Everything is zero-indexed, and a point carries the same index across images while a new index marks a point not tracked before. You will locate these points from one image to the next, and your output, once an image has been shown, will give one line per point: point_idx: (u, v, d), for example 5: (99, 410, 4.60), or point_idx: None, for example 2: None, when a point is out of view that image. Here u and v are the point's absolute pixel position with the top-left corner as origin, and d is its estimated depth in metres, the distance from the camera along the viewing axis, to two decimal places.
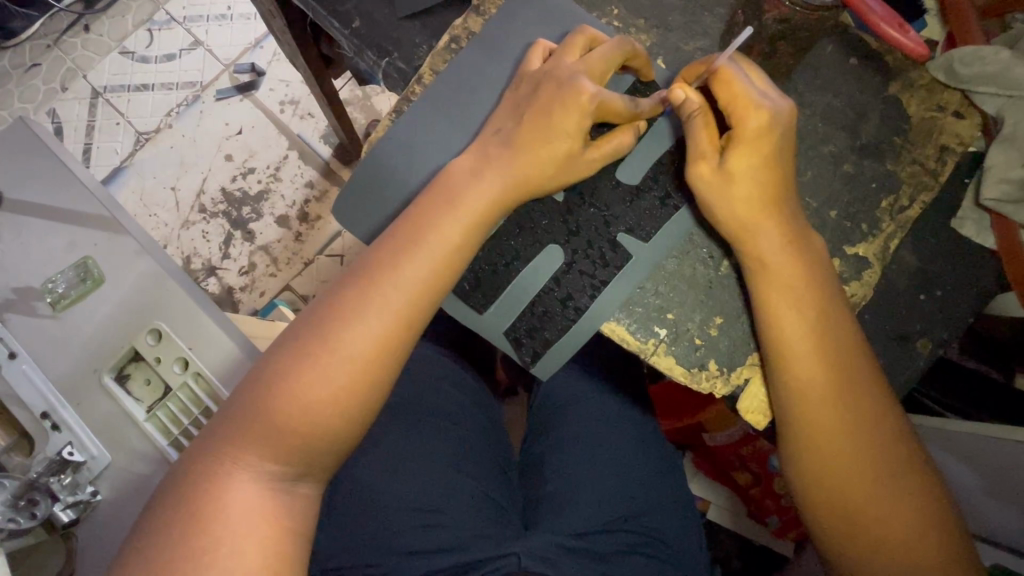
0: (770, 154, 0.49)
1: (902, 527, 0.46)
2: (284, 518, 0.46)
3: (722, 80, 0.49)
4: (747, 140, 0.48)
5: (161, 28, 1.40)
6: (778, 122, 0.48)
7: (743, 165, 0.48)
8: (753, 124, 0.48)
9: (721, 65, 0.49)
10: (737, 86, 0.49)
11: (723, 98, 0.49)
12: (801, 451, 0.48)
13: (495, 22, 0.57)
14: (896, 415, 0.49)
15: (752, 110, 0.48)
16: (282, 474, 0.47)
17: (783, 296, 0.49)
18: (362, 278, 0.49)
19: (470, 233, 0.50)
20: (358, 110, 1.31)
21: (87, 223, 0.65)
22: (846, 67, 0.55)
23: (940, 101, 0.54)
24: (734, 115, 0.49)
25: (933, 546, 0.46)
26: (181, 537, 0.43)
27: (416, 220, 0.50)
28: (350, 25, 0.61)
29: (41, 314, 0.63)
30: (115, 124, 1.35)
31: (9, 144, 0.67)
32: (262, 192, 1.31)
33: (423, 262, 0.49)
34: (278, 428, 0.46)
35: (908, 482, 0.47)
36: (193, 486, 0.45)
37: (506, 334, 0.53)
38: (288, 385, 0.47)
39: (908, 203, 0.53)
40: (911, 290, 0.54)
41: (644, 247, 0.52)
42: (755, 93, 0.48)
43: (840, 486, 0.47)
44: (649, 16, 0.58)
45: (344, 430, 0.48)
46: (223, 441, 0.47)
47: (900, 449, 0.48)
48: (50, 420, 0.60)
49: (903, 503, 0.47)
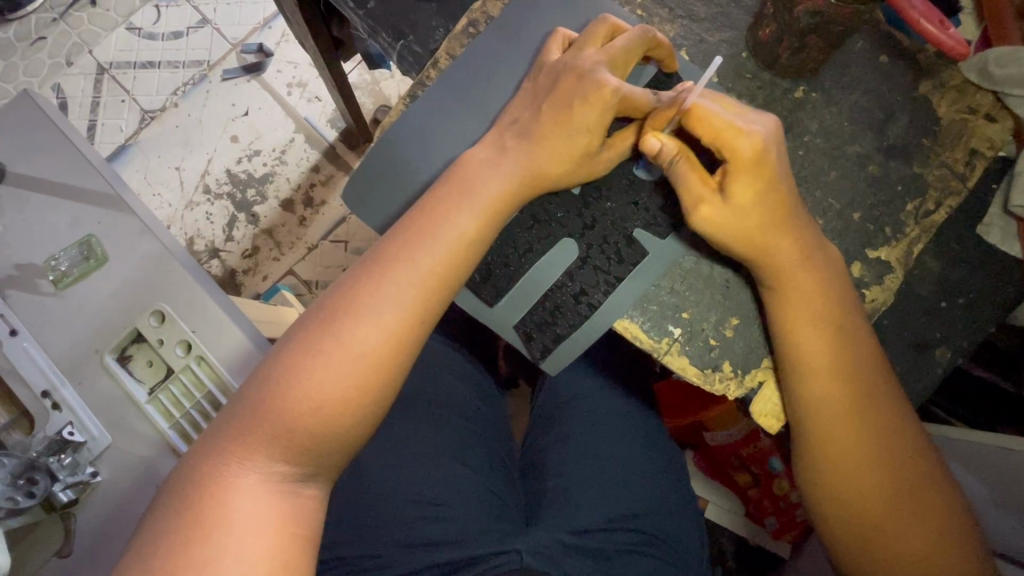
0: (773, 178, 0.46)
1: (921, 545, 0.45)
2: (292, 520, 0.45)
3: (697, 118, 0.47)
4: (743, 169, 0.46)
5: (169, 5, 1.38)
6: (771, 146, 0.46)
7: (745, 194, 0.46)
8: (745, 153, 0.45)
9: (691, 104, 0.47)
10: (718, 120, 0.46)
11: (704, 136, 0.47)
12: (818, 466, 0.48)
13: (515, 6, 0.55)
14: (914, 431, 0.48)
15: (740, 140, 0.45)
16: (292, 472, 0.46)
17: (803, 310, 0.47)
18: (371, 274, 0.48)
19: (485, 225, 0.49)
20: (366, 95, 1.29)
21: (92, 201, 0.64)
22: (875, 65, 0.53)
23: (971, 102, 0.52)
24: (723, 148, 0.46)
25: (952, 564, 0.45)
26: (187, 543, 0.42)
27: (429, 213, 0.49)
28: (364, 5, 0.59)
29: (43, 292, 0.62)
30: (120, 101, 1.33)
31: (14, 118, 0.66)
32: (267, 175, 1.30)
33: (437, 256, 0.48)
34: (289, 428, 0.46)
35: (927, 500, 0.46)
36: (199, 487, 0.44)
37: (517, 328, 0.52)
38: (298, 383, 0.46)
39: (934, 207, 0.51)
40: (932, 297, 0.53)
41: (661, 243, 0.51)
42: (739, 121, 0.46)
43: (859, 502, 0.46)
44: (673, 6, 0.56)
45: (354, 428, 0.47)
46: (230, 441, 0.46)
47: (919, 465, 0.47)
48: (51, 399, 0.60)
49: (923, 521, 0.46)
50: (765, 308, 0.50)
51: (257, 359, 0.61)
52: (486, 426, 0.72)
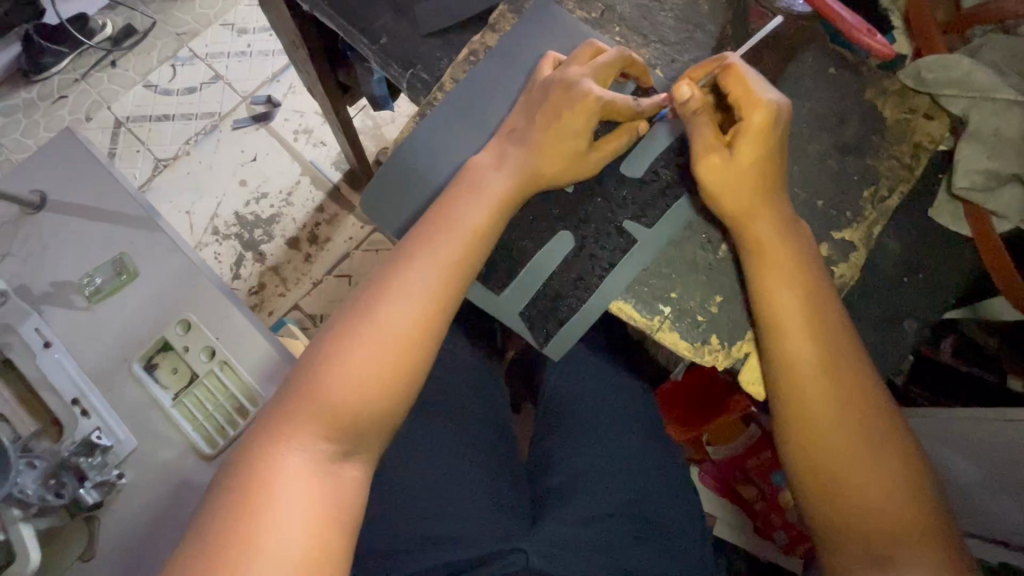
0: (771, 147, 0.53)
1: (884, 498, 0.49)
2: (333, 497, 0.48)
3: (733, 76, 0.54)
4: (752, 133, 0.52)
5: (184, 64, 1.50)
6: (781, 117, 0.53)
7: (748, 156, 0.53)
8: (757, 120, 0.52)
9: (732, 63, 0.54)
10: (749, 83, 0.53)
11: (732, 93, 0.54)
12: (793, 424, 0.52)
13: (509, 37, 0.63)
14: (875, 388, 0.52)
15: (756, 107, 0.52)
16: (333, 452, 0.50)
17: (778, 275, 0.52)
18: (398, 264, 0.54)
19: (494, 216, 0.55)
20: (369, 140, 1.39)
21: (124, 223, 0.70)
22: (827, 76, 0.60)
23: (911, 104, 0.59)
24: (742, 110, 0.53)
25: (918, 517, 0.48)
26: (236, 521, 0.44)
27: (443, 208, 0.55)
28: (378, 42, 0.67)
29: (77, 307, 0.68)
30: (135, 151, 1.43)
31: (57, 152, 0.73)
32: (274, 216, 1.37)
33: (455, 244, 0.53)
34: (330, 408, 0.50)
35: (891, 453, 0.50)
36: (248, 468, 0.47)
37: (521, 315, 0.57)
38: (338, 365, 0.50)
39: (888, 193, 0.57)
40: (895, 275, 0.59)
41: (647, 232, 0.57)
42: (761, 90, 0.53)
43: (828, 458, 0.51)
44: (647, 33, 0.63)
45: (387, 407, 0.51)
46: (276, 424, 0.49)
47: (882, 421, 0.51)
48: (80, 407, 0.63)
49: (888, 475, 0.49)
50: (745, 270, 0.55)
51: (275, 360, 0.65)
52: (493, 426, 0.75)
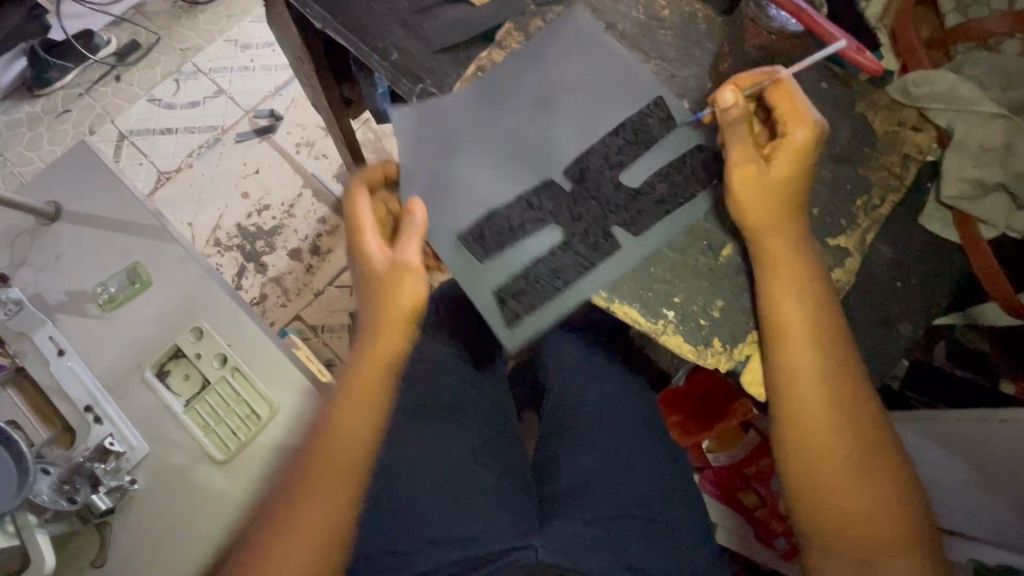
0: (807, 166, 0.56)
1: (875, 507, 0.51)
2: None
3: (783, 94, 0.56)
4: (792, 152, 0.55)
5: (187, 78, 1.53)
6: (821, 139, 0.55)
7: (785, 171, 0.55)
8: (798, 140, 0.55)
9: (782, 77, 0.56)
10: (798, 103, 0.55)
11: (779, 110, 0.56)
12: (783, 429, 0.54)
13: (515, 54, 0.65)
14: (870, 397, 0.54)
15: (801, 127, 0.55)
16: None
17: (788, 286, 0.54)
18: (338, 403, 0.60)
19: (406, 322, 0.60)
20: (370, 152, 1.42)
21: (136, 233, 0.71)
22: (818, 90, 0.62)
23: (900, 118, 0.61)
24: (786, 126, 0.55)
25: (903, 526, 0.51)
26: None
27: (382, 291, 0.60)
28: (389, 58, 0.69)
29: (91, 315, 0.69)
30: (139, 164, 1.45)
31: (72, 163, 0.74)
32: (276, 227, 1.39)
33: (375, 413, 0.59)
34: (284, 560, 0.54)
35: (875, 462, 0.52)
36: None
37: (495, 292, 0.60)
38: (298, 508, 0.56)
39: (880, 202, 0.60)
40: (889, 279, 0.61)
41: (649, 241, 0.59)
42: (809, 112, 0.55)
43: (820, 466, 0.53)
44: (647, 50, 0.66)
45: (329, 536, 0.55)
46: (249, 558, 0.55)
47: (872, 430, 0.53)
48: (92, 414, 0.64)
49: (880, 485, 0.52)
50: (755, 278, 0.57)
51: (283, 365, 0.66)
52: (498, 430, 0.76)
